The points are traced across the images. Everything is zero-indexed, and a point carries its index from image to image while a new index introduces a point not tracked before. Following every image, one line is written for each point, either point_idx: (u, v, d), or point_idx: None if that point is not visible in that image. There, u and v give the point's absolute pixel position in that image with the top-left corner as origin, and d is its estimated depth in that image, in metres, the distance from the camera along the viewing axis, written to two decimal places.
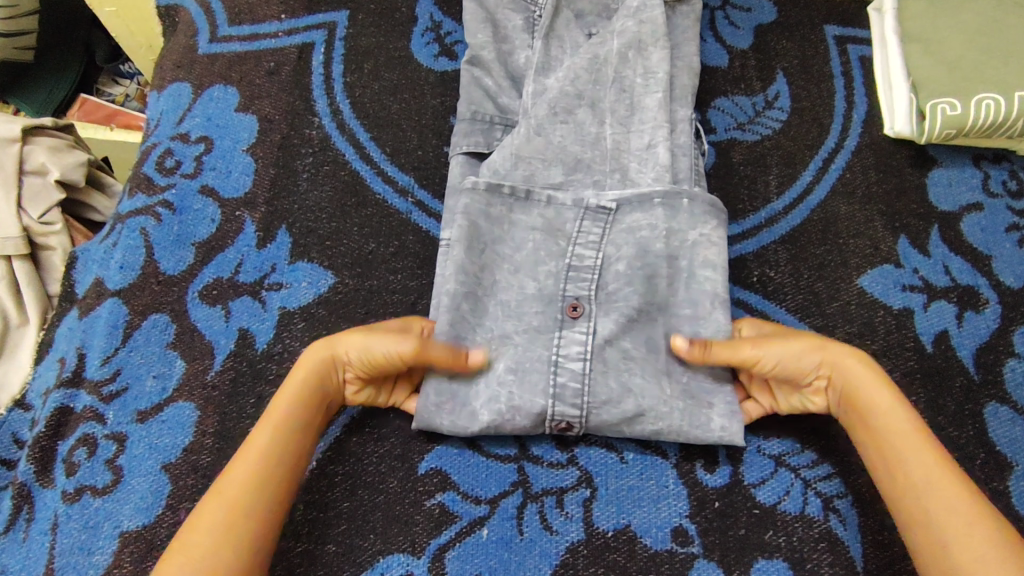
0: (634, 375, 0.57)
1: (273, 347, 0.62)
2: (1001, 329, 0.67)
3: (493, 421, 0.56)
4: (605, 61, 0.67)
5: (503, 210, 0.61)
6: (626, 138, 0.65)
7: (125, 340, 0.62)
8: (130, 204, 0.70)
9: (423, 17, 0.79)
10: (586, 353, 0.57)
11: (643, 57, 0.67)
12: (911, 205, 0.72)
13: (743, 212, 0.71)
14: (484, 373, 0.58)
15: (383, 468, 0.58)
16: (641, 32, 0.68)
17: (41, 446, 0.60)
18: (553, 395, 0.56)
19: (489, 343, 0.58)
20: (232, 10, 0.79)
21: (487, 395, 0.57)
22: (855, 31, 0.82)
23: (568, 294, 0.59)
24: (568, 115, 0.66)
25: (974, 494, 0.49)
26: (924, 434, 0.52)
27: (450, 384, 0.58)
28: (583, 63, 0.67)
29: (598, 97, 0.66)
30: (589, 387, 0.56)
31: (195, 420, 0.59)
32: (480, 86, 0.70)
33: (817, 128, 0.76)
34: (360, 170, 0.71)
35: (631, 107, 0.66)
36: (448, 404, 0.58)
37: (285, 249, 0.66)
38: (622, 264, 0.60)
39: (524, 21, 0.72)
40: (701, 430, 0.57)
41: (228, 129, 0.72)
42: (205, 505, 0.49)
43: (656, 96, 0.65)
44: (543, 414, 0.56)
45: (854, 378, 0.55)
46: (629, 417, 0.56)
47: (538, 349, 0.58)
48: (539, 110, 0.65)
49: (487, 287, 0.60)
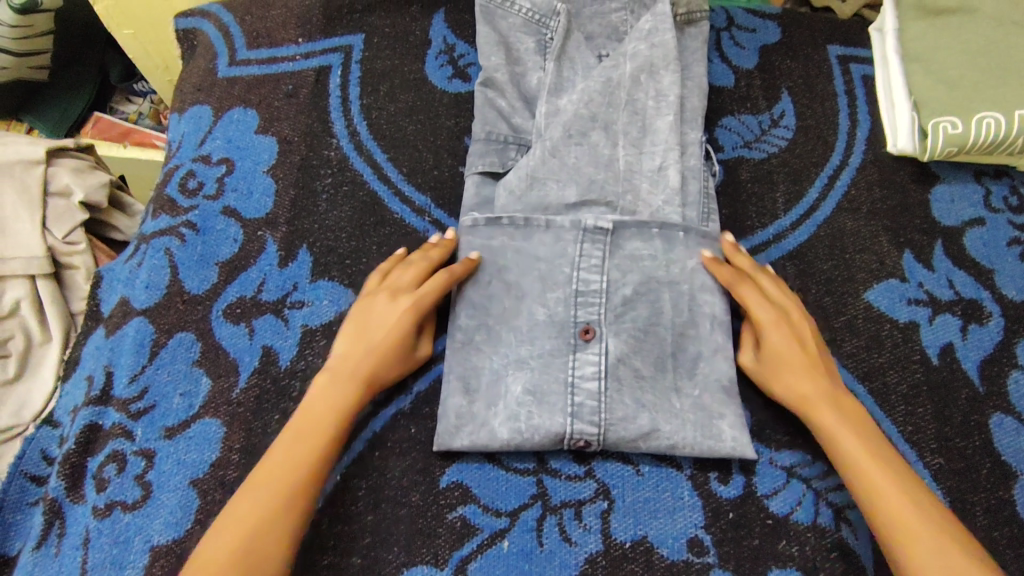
0: (646, 393, 0.59)
1: (297, 364, 0.64)
2: (1004, 342, 0.68)
3: (513, 439, 0.58)
4: (618, 85, 0.68)
5: (505, 240, 0.64)
6: (638, 159, 0.67)
7: (152, 358, 0.64)
8: (154, 225, 0.71)
9: (436, 40, 0.80)
10: (601, 372, 0.59)
11: (655, 80, 0.69)
12: (915, 221, 0.74)
13: (752, 228, 0.72)
14: (503, 395, 0.60)
15: (405, 482, 0.59)
16: (654, 56, 0.69)
17: (70, 463, 0.61)
18: (572, 413, 0.58)
19: (506, 367, 0.60)
20: (250, 33, 0.81)
21: (507, 415, 0.59)
22: (857, 50, 0.84)
23: (580, 320, 0.61)
24: (582, 137, 0.67)
25: (933, 509, 0.53)
26: (874, 454, 0.55)
27: (471, 407, 0.60)
28: (597, 87, 0.68)
29: (611, 120, 0.68)
30: (606, 405, 0.58)
31: (221, 436, 0.60)
32: (493, 107, 0.72)
33: (822, 146, 0.78)
34: (378, 190, 0.72)
35: (643, 129, 0.68)
36: (468, 425, 0.59)
37: (306, 267, 0.68)
38: (629, 289, 0.62)
39: (536, 44, 0.73)
40: (713, 441, 0.59)
41: (249, 151, 0.74)
42: (251, 488, 0.53)
43: (667, 119, 0.67)
44: (563, 433, 0.58)
45: (824, 418, 0.57)
46: (645, 433, 0.58)
47: (555, 371, 0.59)
48: (554, 132, 0.67)
49: (497, 316, 0.63)
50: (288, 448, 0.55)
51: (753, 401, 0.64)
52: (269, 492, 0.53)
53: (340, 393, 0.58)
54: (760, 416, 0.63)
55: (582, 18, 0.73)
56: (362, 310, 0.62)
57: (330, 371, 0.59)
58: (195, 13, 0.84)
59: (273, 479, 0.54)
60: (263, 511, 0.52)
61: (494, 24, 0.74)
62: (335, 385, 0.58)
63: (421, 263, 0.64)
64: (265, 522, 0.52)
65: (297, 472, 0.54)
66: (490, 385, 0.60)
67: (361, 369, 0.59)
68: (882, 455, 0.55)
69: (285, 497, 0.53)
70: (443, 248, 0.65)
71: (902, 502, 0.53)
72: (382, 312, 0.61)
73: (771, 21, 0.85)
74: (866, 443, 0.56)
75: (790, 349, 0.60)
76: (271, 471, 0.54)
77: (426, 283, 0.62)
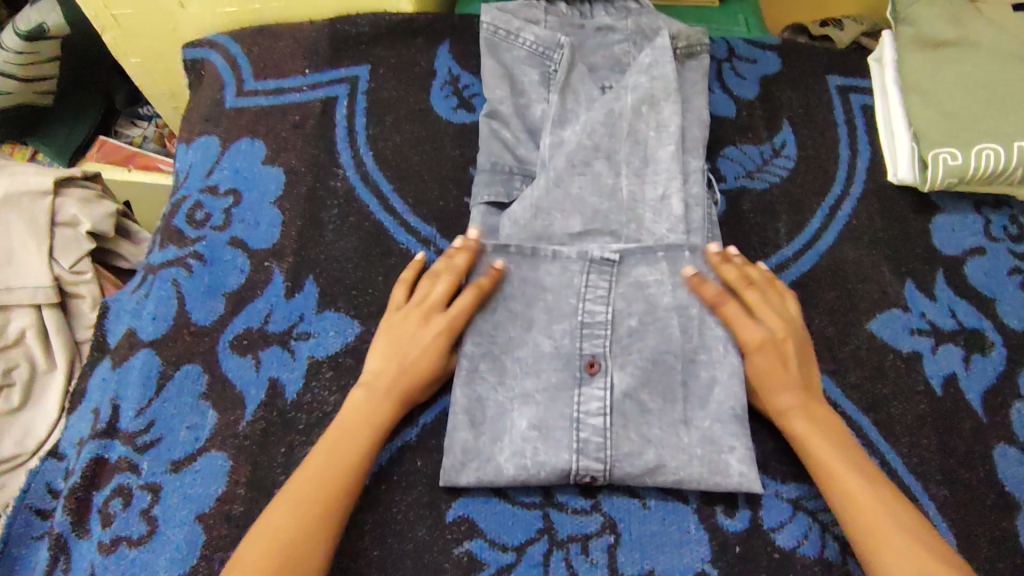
0: (653, 427, 0.59)
1: (302, 397, 0.64)
2: (1007, 372, 0.69)
3: (518, 475, 0.58)
4: (620, 116, 0.69)
5: (512, 267, 0.65)
6: (641, 188, 0.67)
7: (158, 391, 0.64)
8: (162, 256, 0.72)
9: (441, 71, 0.81)
10: (606, 408, 0.59)
11: (655, 112, 0.69)
12: (917, 250, 0.74)
13: (754, 258, 0.73)
14: (508, 431, 0.60)
15: (412, 516, 0.59)
16: (654, 88, 0.69)
17: (76, 497, 0.61)
18: (577, 450, 0.58)
19: (512, 402, 0.61)
20: (257, 64, 0.82)
21: (512, 451, 0.59)
22: (856, 80, 0.85)
23: (585, 352, 0.61)
24: (585, 167, 0.68)
25: (905, 517, 0.54)
26: (840, 453, 0.58)
27: (476, 442, 0.60)
28: (599, 118, 0.69)
29: (615, 150, 0.68)
30: (611, 441, 0.59)
31: (227, 469, 0.60)
32: (498, 138, 0.73)
33: (823, 176, 0.78)
34: (384, 221, 0.73)
35: (645, 160, 0.68)
36: (474, 460, 0.59)
37: (313, 298, 0.69)
38: (634, 320, 0.62)
39: (539, 76, 0.74)
40: (721, 476, 0.58)
41: (256, 182, 0.75)
42: (277, 507, 0.54)
43: (669, 148, 0.67)
44: (569, 469, 0.58)
45: (799, 429, 0.59)
46: (650, 468, 0.58)
47: (560, 407, 0.60)
48: (558, 162, 0.68)
49: (503, 346, 0.63)
50: (320, 462, 0.57)
51: (758, 434, 0.64)
52: (297, 509, 0.54)
53: (376, 410, 0.59)
54: (765, 448, 0.63)
55: (585, 51, 0.75)
56: (395, 326, 0.62)
57: (367, 387, 0.61)
58: (203, 43, 0.84)
59: (309, 492, 0.55)
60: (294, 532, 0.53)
61: (498, 56, 0.75)
62: (371, 402, 0.60)
63: (448, 275, 0.63)
64: (297, 541, 0.53)
65: (326, 491, 0.55)
66: (496, 418, 0.60)
67: (396, 389, 0.60)
68: (846, 455, 0.57)
69: (314, 515, 0.54)
70: (468, 254, 0.64)
71: (868, 501, 0.55)
72: (417, 331, 0.62)
73: (772, 52, 0.86)
74: (840, 453, 0.57)
75: (774, 366, 0.60)
76: (301, 486, 0.55)
77: (458, 301, 0.62)
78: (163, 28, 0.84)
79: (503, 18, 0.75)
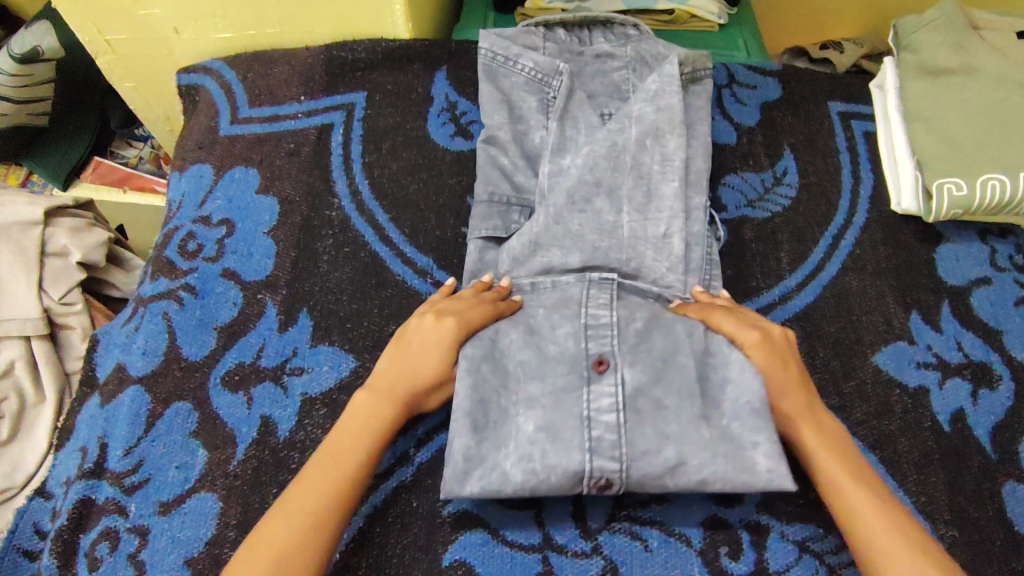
0: (670, 422, 0.54)
1: (295, 435, 0.62)
2: (1015, 406, 0.67)
3: (526, 481, 0.54)
4: (623, 149, 0.67)
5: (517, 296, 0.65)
6: (643, 225, 0.66)
7: (147, 429, 0.63)
8: (153, 287, 0.71)
9: (439, 97, 0.80)
10: (618, 404, 0.54)
11: (661, 144, 0.68)
12: (921, 280, 0.73)
13: (757, 289, 0.72)
14: (514, 434, 0.55)
15: (406, 559, 0.58)
16: (659, 120, 0.68)
17: (63, 539, 0.59)
18: (589, 449, 0.53)
19: (517, 407, 0.56)
20: (252, 90, 0.81)
21: (518, 454, 0.54)
22: (858, 107, 0.84)
23: (591, 351, 0.57)
24: (586, 204, 0.66)
25: (909, 527, 0.51)
26: (845, 460, 0.54)
27: (479, 448, 0.55)
28: (602, 150, 0.67)
29: (617, 184, 0.67)
30: (626, 437, 0.53)
31: (217, 511, 0.59)
32: (496, 165, 0.71)
33: (826, 205, 0.77)
34: (380, 252, 0.72)
35: (648, 194, 0.67)
36: (478, 467, 0.54)
37: (307, 332, 0.67)
38: (640, 323, 0.59)
39: (538, 103, 0.73)
40: (747, 474, 0.53)
41: (249, 211, 0.74)
42: (272, 519, 0.51)
43: (672, 184, 0.66)
44: (581, 470, 0.53)
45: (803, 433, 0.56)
46: (670, 468, 0.53)
47: (569, 406, 0.55)
48: (557, 198, 0.66)
49: (503, 350, 0.59)
50: (316, 467, 0.53)
51: None
52: (286, 531, 0.50)
53: (377, 412, 0.56)
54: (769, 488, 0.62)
55: (584, 78, 0.74)
56: (409, 333, 0.60)
57: (370, 390, 0.57)
58: (198, 69, 0.83)
59: (306, 500, 0.52)
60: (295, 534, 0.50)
61: (496, 82, 0.74)
62: (373, 403, 0.56)
63: (469, 300, 0.61)
64: (297, 545, 0.50)
65: (331, 492, 0.52)
66: (499, 423, 0.56)
67: (399, 393, 0.57)
68: (850, 462, 0.54)
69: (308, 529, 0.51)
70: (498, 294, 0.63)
71: (872, 509, 0.52)
72: (427, 331, 0.59)
73: (772, 77, 0.85)
74: (844, 461, 0.54)
75: (775, 371, 0.57)
76: (298, 494, 0.52)
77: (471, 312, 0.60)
78: (157, 53, 0.82)
79: (502, 43, 0.74)
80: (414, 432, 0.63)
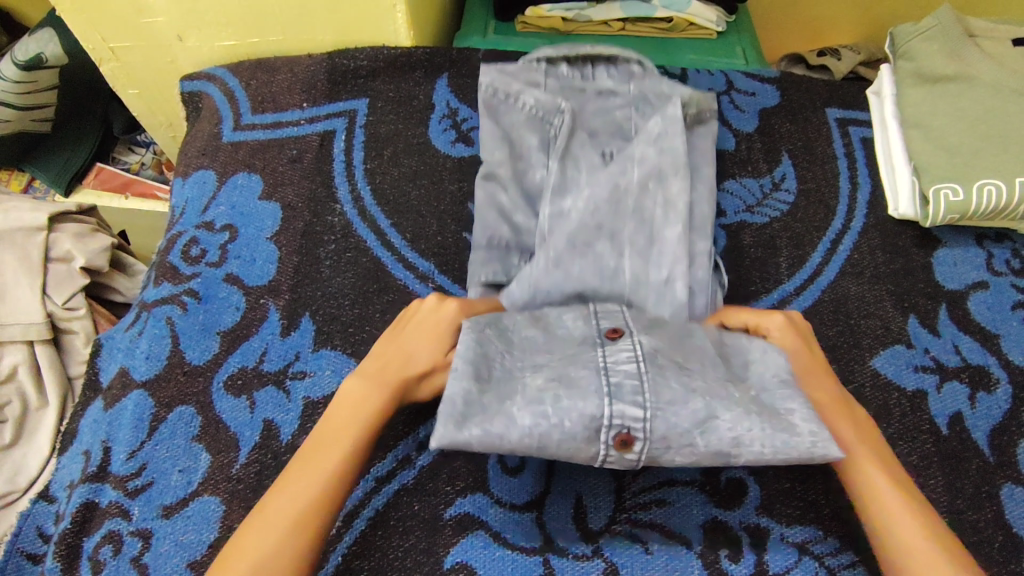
0: (696, 379, 0.49)
1: (298, 439, 0.62)
2: (1013, 410, 0.68)
3: (536, 426, 0.47)
4: (626, 191, 0.65)
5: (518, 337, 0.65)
6: (645, 271, 0.63)
7: (150, 433, 0.63)
8: (156, 292, 0.71)
9: (440, 104, 0.81)
10: (637, 358, 0.50)
11: (664, 187, 0.65)
12: (918, 285, 0.74)
13: (756, 293, 0.72)
14: (522, 388, 0.49)
15: (408, 563, 0.58)
16: (661, 162, 0.66)
17: (66, 543, 0.59)
18: (608, 394, 0.47)
19: (523, 369, 0.51)
20: (255, 98, 0.82)
21: (528, 401, 0.48)
22: (856, 113, 0.85)
23: (604, 325, 0.54)
24: (586, 248, 0.64)
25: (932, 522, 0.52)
26: (876, 454, 0.55)
27: (483, 398, 0.49)
28: (604, 193, 0.65)
29: (618, 229, 0.64)
30: (649, 386, 0.48)
31: (220, 514, 0.59)
32: (494, 203, 0.70)
33: (824, 210, 0.78)
34: (382, 257, 0.72)
35: (650, 238, 0.64)
36: (479, 414, 0.48)
37: (308, 336, 0.68)
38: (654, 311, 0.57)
39: (539, 140, 0.72)
40: (788, 433, 0.47)
41: (252, 217, 0.74)
42: (260, 514, 0.50)
43: (676, 229, 0.63)
44: (599, 416, 0.47)
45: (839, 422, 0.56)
46: (700, 420, 0.47)
47: (582, 362, 0.50)
48: (557, 242, 0.64)
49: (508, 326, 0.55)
50: (305, 462, 0.52)
51: (761, 475, 0.63)
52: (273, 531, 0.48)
53: (367, 400, 0.54)
54: (768, 492, 0.62)
55: (585, 116, 0.72)
56: (412, 317, 0.60)
57: (363, 375, 0.56)
58: (201, 76, 0.84)
59: (291, 496, 0.50)
60: (285, 536, 0.48)
61: (498, 118, 0.74)
62: (363, 389, 0.55)
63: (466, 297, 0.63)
64: (282, 546, 0.48)
65: (316, 487, 0.50)
66: (504, 381, 0.51)
67: (397, 375, 0.56)
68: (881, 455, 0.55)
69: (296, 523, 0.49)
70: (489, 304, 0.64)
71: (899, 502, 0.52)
72: (429, 312, 0.60)
73: (770, 84, 0.86)
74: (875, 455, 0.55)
75: (800, 351, 0.60)
76: (288, 495, 0.50)
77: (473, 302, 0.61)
78: (161, 60, 0.83)
79: (503, 80, 0.75)
80: (415, 436, 0.64)
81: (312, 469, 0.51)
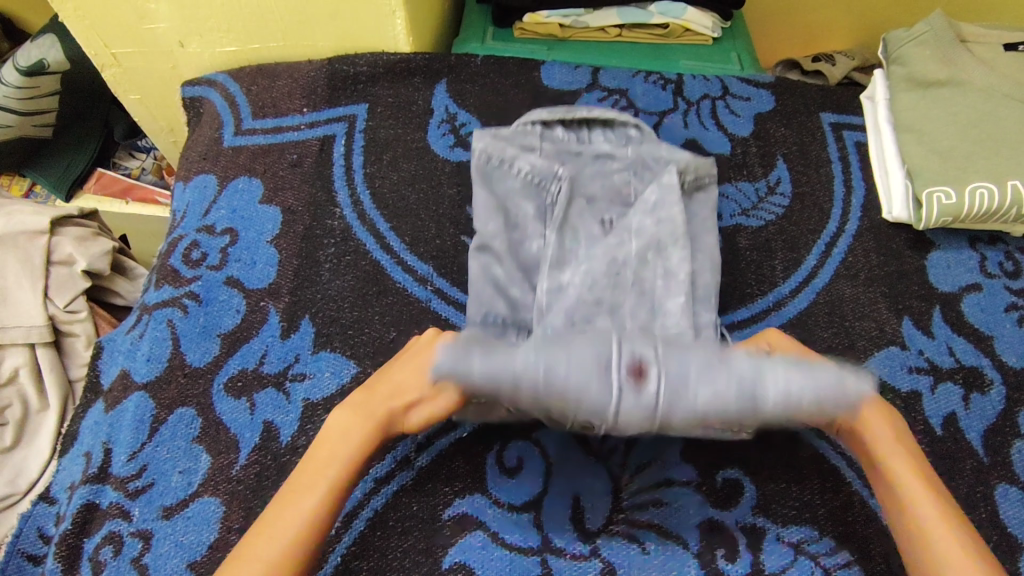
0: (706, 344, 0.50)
1: (297, 440, 0.63)
2: (1007, 410, 0.68)
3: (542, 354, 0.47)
4: (624, 264, 0.62)
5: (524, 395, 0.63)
6: None
7: (151, 435, 0.64)
8: (156, 296, 0.72)
9: (438, 109, 0.82)
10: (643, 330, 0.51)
11: (663, 258, 0.62)
12: (912, 287, 0.75)
13: (752, 295, 0.73)
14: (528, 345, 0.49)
15: (406, 563, 0.58)
16: (659, 232, 0.63)
17: (68, 543, 0.60)
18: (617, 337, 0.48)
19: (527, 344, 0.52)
20: (255, 103, 0.82)
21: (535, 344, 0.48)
22: (850, 117, 0.86)
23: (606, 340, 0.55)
24: (587, 325, 0.60)
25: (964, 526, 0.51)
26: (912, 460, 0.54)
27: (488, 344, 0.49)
28: (602, 268, 0.62)
29: (619, 302, 0.61)
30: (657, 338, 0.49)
31: (220, 515, 0.59)
32: (489, 277, 0.66)
33: (818, 214, 0.79)
34: (382, 260, 0.73)
35: (652, 312, 0.61)
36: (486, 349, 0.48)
37: (308, 339, 0.68)
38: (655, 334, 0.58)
39: (536, 209, 0.69)
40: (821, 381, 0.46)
41: (252, 221, 0.75)
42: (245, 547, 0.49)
43: (679, 300, 0.61)
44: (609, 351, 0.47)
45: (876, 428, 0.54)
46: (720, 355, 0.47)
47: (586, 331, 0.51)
48: (556, 320, 0.60)
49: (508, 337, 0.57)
50: (288, 496, 0.51)
51: (758, 476, 0.63)
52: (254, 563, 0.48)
53: (351, 433, 0.53)
54: (766, 491, 0.62)
55: (583, 180, 0.69)
56: (408, 348, 0.59)
57: (350, 406, 0.55)
58: (202, 82, 0.85)
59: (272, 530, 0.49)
60: (283, 549, 0.48)
61: (491, 187, 0.69)
62: (350, 420, 0.54)
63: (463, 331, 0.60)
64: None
65: (294, 522, 0.49)
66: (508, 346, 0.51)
67: (382, 408, 0.54)
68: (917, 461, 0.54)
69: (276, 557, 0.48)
70: None
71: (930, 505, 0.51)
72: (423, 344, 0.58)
73: (765, 89, 0.87)
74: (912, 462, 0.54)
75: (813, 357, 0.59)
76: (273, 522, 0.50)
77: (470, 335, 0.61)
78: (162, 66, 0.84)
79: (496, 146, 0.70)
80: (415, 437, 0.64)
81: (292, 502, 0.50)
